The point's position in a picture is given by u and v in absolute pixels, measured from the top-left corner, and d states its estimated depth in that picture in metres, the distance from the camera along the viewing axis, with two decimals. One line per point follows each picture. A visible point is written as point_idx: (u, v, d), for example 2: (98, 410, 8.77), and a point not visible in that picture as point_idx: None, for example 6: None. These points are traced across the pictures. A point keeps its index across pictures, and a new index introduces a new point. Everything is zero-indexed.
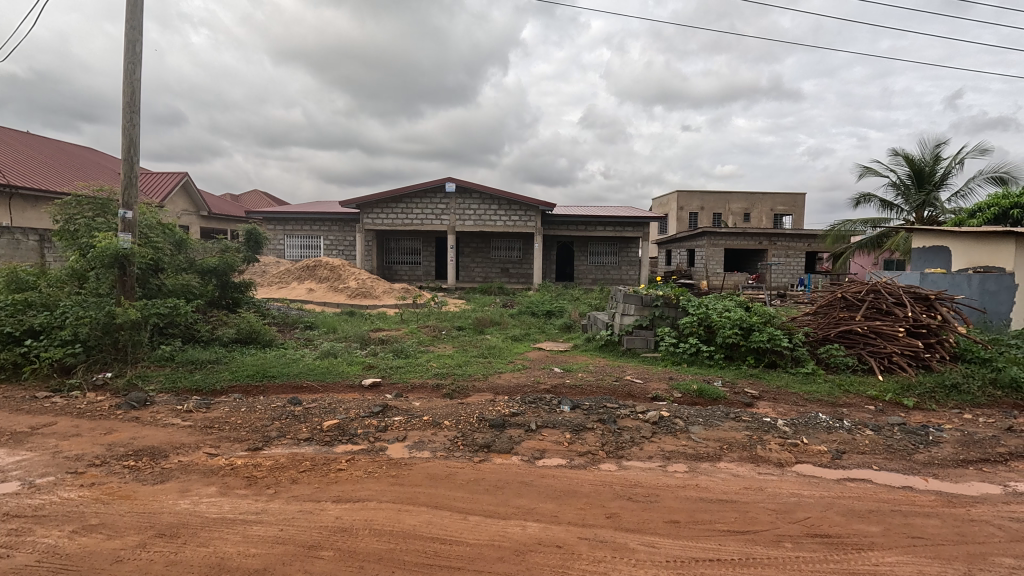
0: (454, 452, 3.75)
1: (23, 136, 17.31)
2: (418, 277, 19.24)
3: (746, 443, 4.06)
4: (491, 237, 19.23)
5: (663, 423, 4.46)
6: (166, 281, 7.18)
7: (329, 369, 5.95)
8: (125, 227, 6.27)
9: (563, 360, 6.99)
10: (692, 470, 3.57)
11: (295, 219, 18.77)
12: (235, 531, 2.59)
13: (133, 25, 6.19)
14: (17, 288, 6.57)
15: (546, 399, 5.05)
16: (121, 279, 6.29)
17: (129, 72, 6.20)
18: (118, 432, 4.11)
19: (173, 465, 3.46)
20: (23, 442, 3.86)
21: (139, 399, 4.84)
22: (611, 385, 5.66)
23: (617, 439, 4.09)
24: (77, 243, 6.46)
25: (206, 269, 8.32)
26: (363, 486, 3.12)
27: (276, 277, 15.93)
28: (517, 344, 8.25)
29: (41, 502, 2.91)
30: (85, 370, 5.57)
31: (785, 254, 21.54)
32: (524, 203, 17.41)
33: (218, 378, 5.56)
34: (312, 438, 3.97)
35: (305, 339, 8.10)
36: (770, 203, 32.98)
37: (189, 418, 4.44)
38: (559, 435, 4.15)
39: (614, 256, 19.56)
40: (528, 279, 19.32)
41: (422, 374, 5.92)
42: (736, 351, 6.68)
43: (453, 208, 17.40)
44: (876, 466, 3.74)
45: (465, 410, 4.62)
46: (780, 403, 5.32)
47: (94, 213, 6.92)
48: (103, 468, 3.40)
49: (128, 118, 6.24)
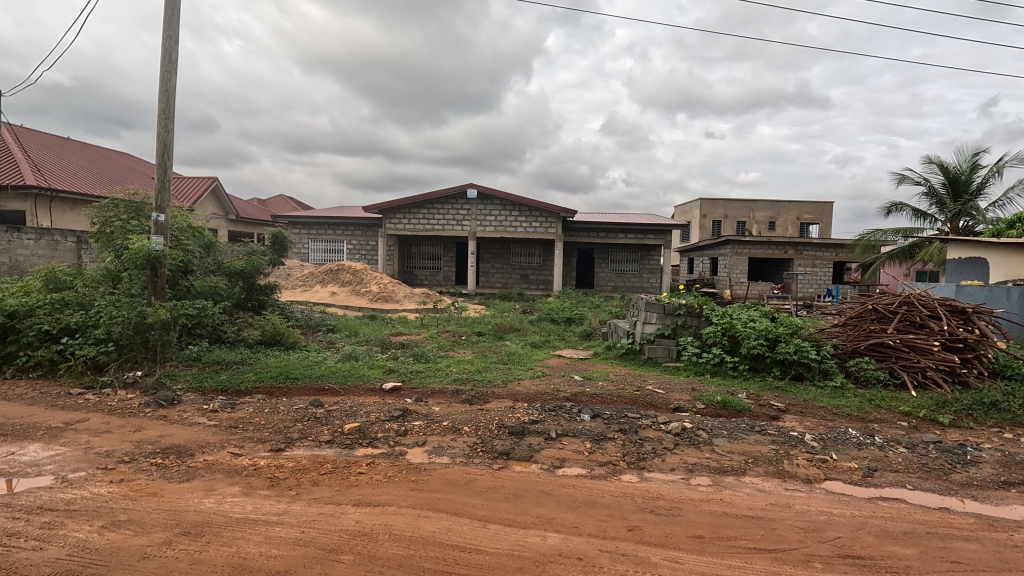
0: (473, 459, 3.73)
1: (64, 141, 18.02)
2: (439, 282, 19.38)
3: (772, 458, 3.96)
4: (511, 244, 19.25)
5: (686, 435, 4.36)
6: (195, 283, 7.34)
7: (351, 373, 6.01)
8: (157, 230, 6.43)
9: (583, 368, 6.92)
10: (716, 484, 3.48)
11: (319, 223, 19.09)
12: (258, 531, 2.62)
13: (170, 35, 6.40)
14: (54, 287, 6.79)
15: (566, 407, 4.99)
16: (153, 279, 6.46)
17: (165, 80, 6.40)
18: (146, 429, 4.20)
19: (198, 464, 3.51)
20: (58, 436, 3.98)
21: (166, 398, 4.96)
22: (632, 395, 5.56)
23: (639, 450, 4.02)
24: (113, 245, 6.70)
25: (233, 271, 8.52)
26: (383, 490, 3.13)
27: (300, 281, 16.23)
28: (536, 351, 8.23)
29: (73, 496, 2.98)
30: (117, 369, 5.73)
31: (812, 264, 21.04)
32: (544, 210, 17.35)
33: (243, 378, 5.67)
34: (333, 441, 4.00)
35: (327, 342, 8.20)
36: (796, 212, 32.44)
37: (215, 418, 4.52)
38: (579, 444, 4.10)
39: (635, 263, 19.32)
40: (548, 285, 19.22)
41: (441, 379, 5.92)
42: (761, 362, 6.54)
43: (474, 213, 17.50)
44: (910, 485, 3.60)
45: (485, 416, 4.61)
46: (807, 417, 5.17)
47: (129, 216, 7.17)
48: (132, 465, 3.47)
49: (163, 124, 6.43)
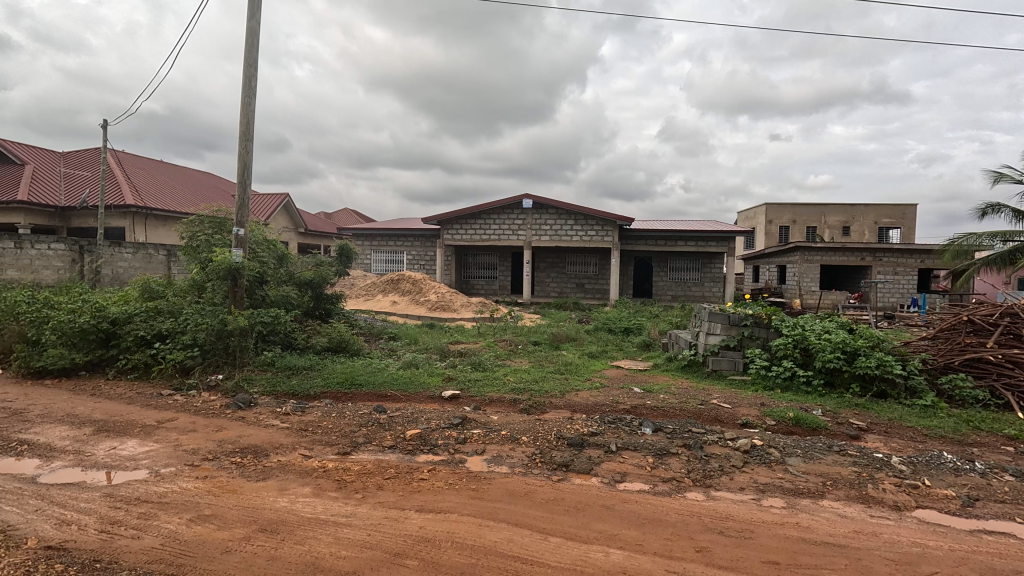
0: (532, 470, 3.71)
1: (157, 164, 19.84)
2: (494, 291, 19.57)
3: (854, 481, 3.66)
4: (567, 253, 19.14)
5: (756, 453, 4.13)
6: (270, 292, 7.81)
7: (412, 380, 6.16)
8: (238, 243, 6.91)
9: (643, 380, 6.73)
10: (791, 507, 3.26)
11: (381, 235, 19.85)
12: (327, 532, 2.72)
13: (250, 63, 6.91)
14: (149, 296, 7.45)
15: (626, 420, 4.86)
16: (233, 289, 6.95)
17: (246, 105, 6.92)
18: (226, 430, 4.49)
19: (273, 464, 3.72)
20: (151, 433, 4.34)
21: (244, 400, 5.28)
22: (696, 408, 5.34)
23: (704, 467, 3.84)
24: (199, 258, 7.27)
25: (303, 281, 9.00)
26: (444, 498, 3.17)
27: (363, 290, 16.90)
28: (594, 361, 8.10)
29: (164, 489, 3.23)
30: (201, 372, 6.18)
31: (893, 271, 19.47)
32: (601, 218, 17.16)
33: (312, 384, 5.94)
34: (395, 446, 4.11)
35: (389, 349, 8.46)
36: (874, 215, 30.28)
37: (287, 420, 4.77)
38: (641, 458, 3.98)
39: (696, 272, 18.67)
40: (604, 294, 18.92)
41: (499, 388, 5.94)
42: (838, 378, 6.10)
43: (530, 222, 17.58)
44: (1020, 518, 3.21)
45: (543, 427, 4.58)
46: (893, 438, 4.75)
47: (212, 230, 7.77)
48: (215, 462, 3.72)
49: (244, 145, 6.94)
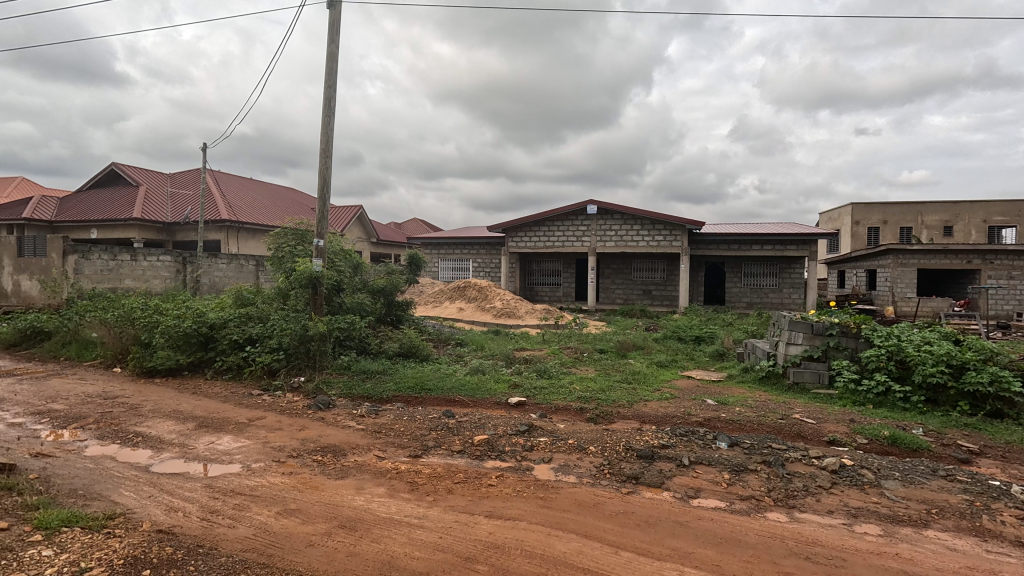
0: (600, 481, 3.64)
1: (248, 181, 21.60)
2: (559, 298, 19.50)
3: (965, 510, 3.29)
4: (633, 259, 18.72)
5: (846, 474, 3.81)
6: (346, 300, 8.25)
7: (479, 386, 6.24)
8: (318, 253, 7.36)
9: (716, 391, 6.42)
10: (888, 535, 2.98)
11: (447, 244, 20.41)
12: (401, 532, 2.81)
13: (329, 85, 7.37)
14: (241, 303, 8.11)
15: (699, 433, 4.66)
16: (313, 297, 7.41)
17: (326, 124, 7.38)
18: (308, 429, 4.78)
19: (350, 463, 3.90)
20: (243, 430, 4.71)
21: (323, 402, 5.60)
22: (775, 423, 5.02)
23: (787, 486, 3.60)
24: (284, 267, 7.84)
25: (376, 289, 9.43)
26: (512, 505, 3.18)
27: (431, 297, 17.42)
28: (663, 370, 7.84)
29: (255, 483, 3.49)
30: (286, 373, 6.63)
31: (1007, 275, 17.38)
32: (669, 222, 16.65)
33: (385, 388, 6.19)
34: (464, 451, 4.19)
35: (457, 355, 8.66)
36: (981, 213, 27.42)
37: (363, 422, 5.00)
38: (716, 474, 3.80)
39: (773, 277, 17.63)
40: (673, 301, 18.29)
41: (565, 396, 5.89)
42: (942, 394, 5.52)
43: (595, 229, 17.39)
44: None
45: (611, 437, 4.49)
46: (1012, 464, 4.22)
47: (295, 242, 8.34)
48: (298, 459, 3.97)
49: (324, 162, 7.40)
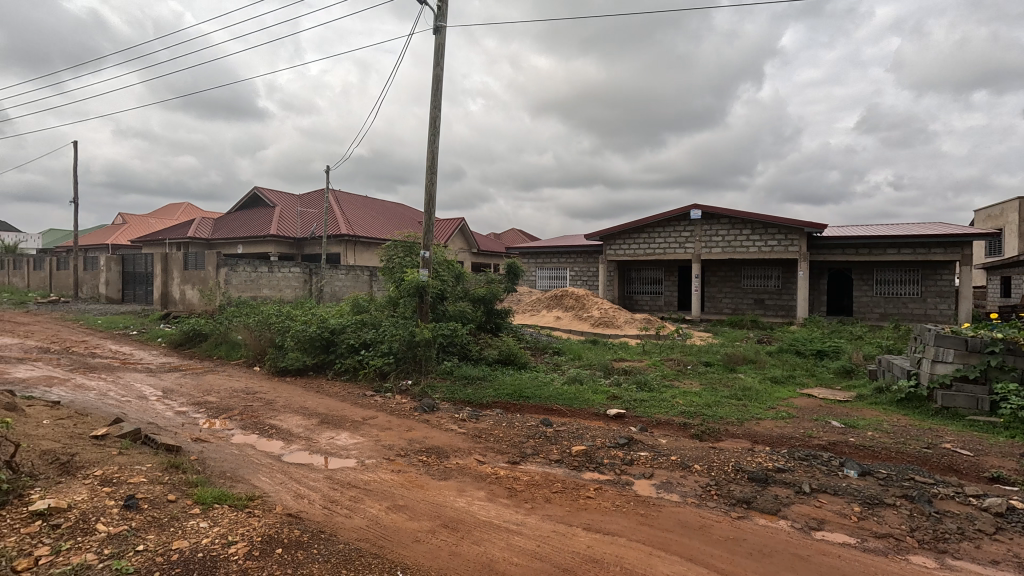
0: (707, 502, 3.43)
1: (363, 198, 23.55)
2: (660, 307, 18.75)
3: None
4: (743, 265, 17.49)
5: (1015, 519, 3.21)
6: (449, 308, 8.64)
7: (576, 396, 6.19)
8: (424, 264, 7.80)
9: (842, 412, 5.76)
10: None
11: (545, 253, 20.58)
12: (501, 537, 2.87)
13: (435, 105, 7.83)
14: (357, 310, 8.83)
15: (822, 458, 4.21)
16: (420, 305, 7.86)
17: (432, 142, 7.84)
18: (415, 430, 5.07)
19: (452, 465, 4.07)
20: (358, 428, 5.11)
21: (428, 405, 5.91)
22: (918, 452, 4.39)
23: (934, 526, 3.12)
24: (394, 277, 8.41)
25: (477, 298, 9.77)
26: (612, 520, 3.11)
27: (529, 306, 17.64)
28: (778, 387, 7.20)
29: (368, 477, 3.77)
30: (395, 376, 7.09)
31: None
32: (784, 226, 15.33)
33: (485, 393, 6.37)
34: (561, 461, 4.17)
35: (554, 364, 8.67)
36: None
37: (464, 426, 5.19)
38: (844, 505, 3.39)
39: (913, 285, 15.49)
40: (789, 311, 16.77)
41: (667, 410, 5.64)
42: None
43: (699, 234, 16.52)
44: None
45: (718, 456, 4.21)
46: None
47: (404, 254, 8.92)
48: (406, 458, 4.22)
49: (430, 178, 7.86)
